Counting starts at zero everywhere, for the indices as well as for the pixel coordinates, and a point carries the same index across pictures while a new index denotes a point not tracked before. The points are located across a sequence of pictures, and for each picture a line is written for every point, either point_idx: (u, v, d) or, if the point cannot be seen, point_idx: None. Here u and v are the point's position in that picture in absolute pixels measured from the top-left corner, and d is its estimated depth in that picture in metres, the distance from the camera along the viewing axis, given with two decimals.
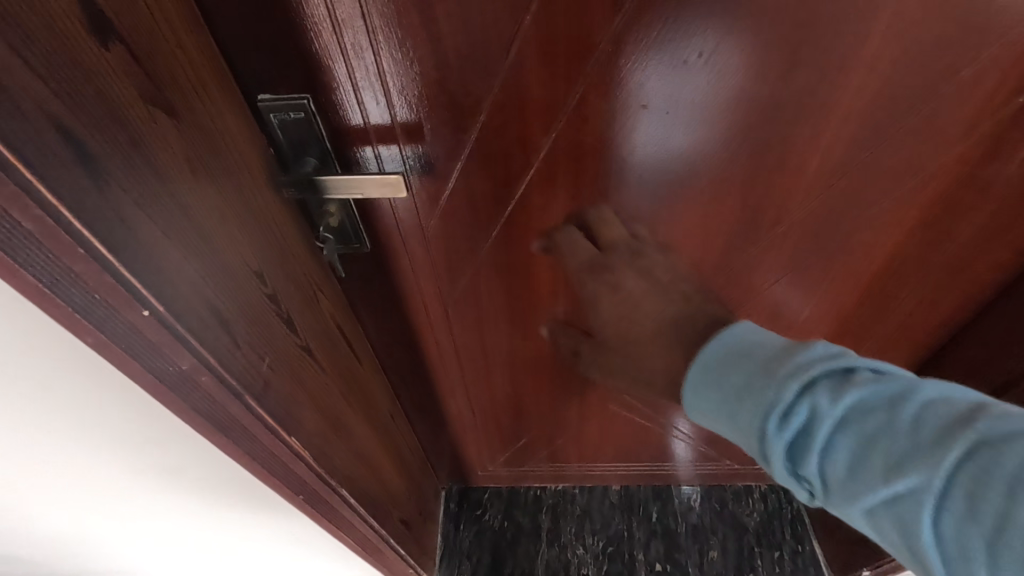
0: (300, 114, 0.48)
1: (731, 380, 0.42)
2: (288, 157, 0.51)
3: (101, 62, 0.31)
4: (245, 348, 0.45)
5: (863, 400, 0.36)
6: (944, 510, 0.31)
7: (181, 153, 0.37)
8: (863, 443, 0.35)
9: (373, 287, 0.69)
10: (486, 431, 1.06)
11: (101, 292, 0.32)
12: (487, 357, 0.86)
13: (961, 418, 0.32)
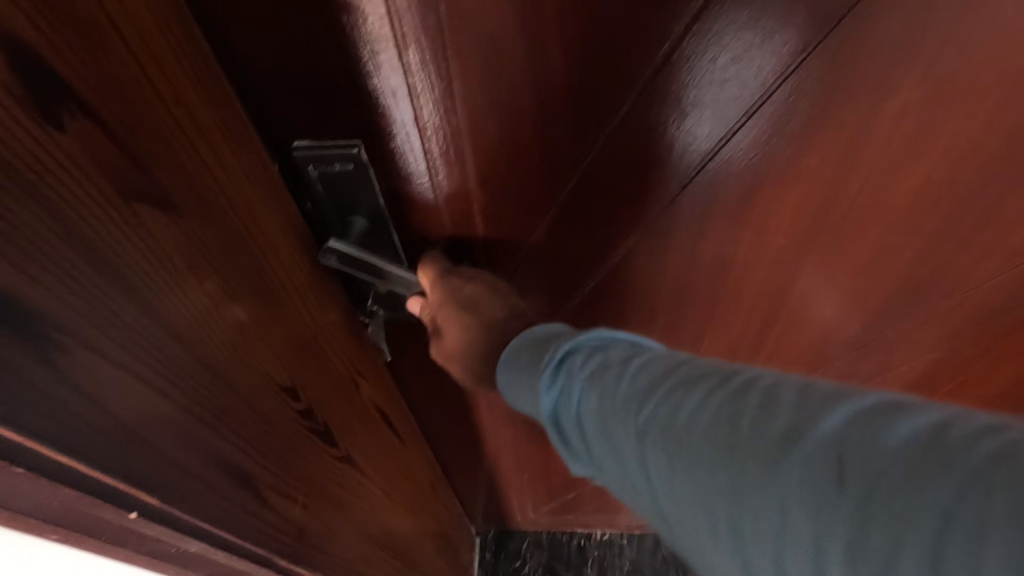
0: (348, 165, 0.35)
1: (522, 362, 0.38)
2: (330, 213, 0.39)
3: (60, 157, 0.19)
4: (274, 494, 0.33)
5: (597, 362, 0.33)
6: (656, 457, 0.28)
7: (188, 259, 0.26)
8: (597, 404, 0.31)
9: (425, 356, 0.57)
10: (533, 484, 0.95)
11: (60, 498, 0.21)
12: (545, 418, 0.75)
13: (711, 370, 0.29)
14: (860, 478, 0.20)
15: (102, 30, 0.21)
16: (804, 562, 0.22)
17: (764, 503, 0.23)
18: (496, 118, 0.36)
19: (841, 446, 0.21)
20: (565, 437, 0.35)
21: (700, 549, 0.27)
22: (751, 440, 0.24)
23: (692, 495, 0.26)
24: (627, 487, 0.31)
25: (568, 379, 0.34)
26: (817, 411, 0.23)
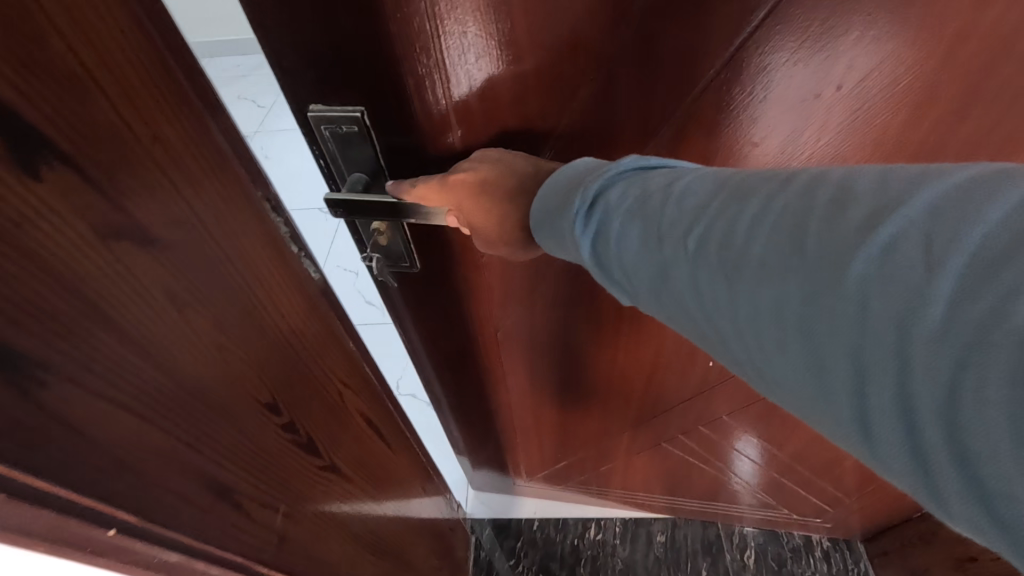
0: (352, 128, 0.45)
1: (550, 212, 0.42)
2: (338, 167, 0.49)
3: (40, 206, 0.21)
4: (256, 506, 0.35)
5: (639, 191, 0.36)
6: (707, 277, 0.32)
7: (166, 286, 0.27)
8: (645, 227, 0.35)
9: (429, 300, 0.69)
10: (527, 448, 1.04)
11: (45, 521, 0.22)
12: (538, 385, 0.88)
13: (769, 179, 0.31)
14: (947, 256, 0.23)
15: (79, 82, 0.23)
16: (853, 314, 0.25)
17: (834, 290, 0.26)
18: (483, 95, 0.44)
19: (923, 231, 0.24)
20: (597, 265, 0.39)
21: (748, 351, 0.31)
22: (816, 236, 0.27)
23: (750, 300, 0.30)
24: (673, 308, 0.35)
25: (604, 214, 0.38)
26: (891, 203, 0.26)
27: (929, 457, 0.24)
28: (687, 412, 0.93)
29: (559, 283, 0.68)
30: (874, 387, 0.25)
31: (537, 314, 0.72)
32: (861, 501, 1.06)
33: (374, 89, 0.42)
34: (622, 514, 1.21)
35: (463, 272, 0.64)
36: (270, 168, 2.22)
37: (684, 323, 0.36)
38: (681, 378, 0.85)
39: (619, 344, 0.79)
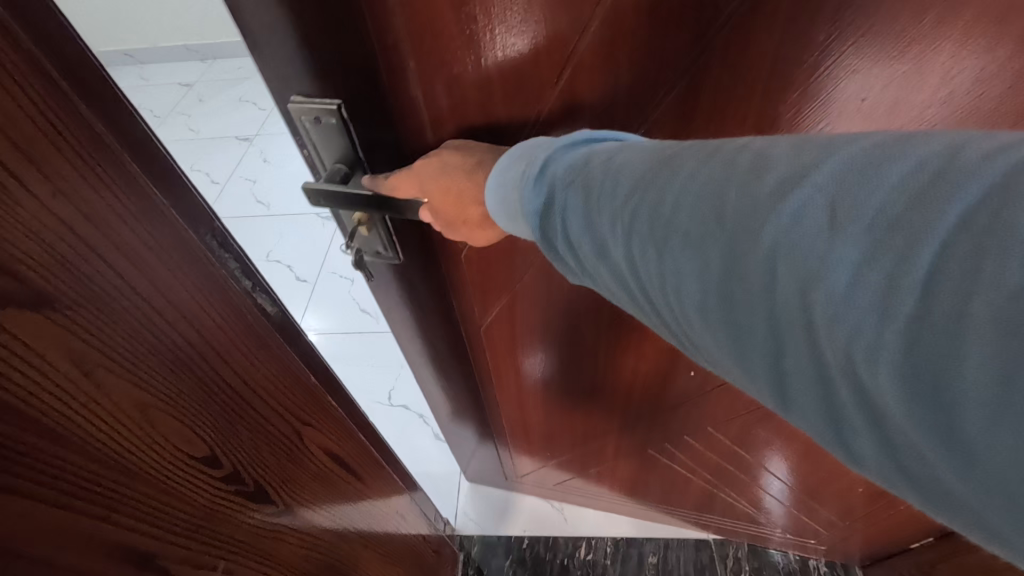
0: (332, 119, 0.57)
1: (512, 171, 0.56)
2: (322, 151, 0.61)
3: None
4: (177, 558, 0.35)
5: (581, 162, 0.51)
6: (641, 231, 0.44)
7: (55, 330, 0.27)
8: (591, 193, 0.48)
9: (420, 292, 0.79)
10: (518, 434, 1.14)
11: None
12: (528, 377, 0.97)
13: (699, 155, 0.43)
14: (835, 218, 0.33)
15: None
16: (745, 254, 0.37)
17: (755, 253, 0.37)
18: (450, 103, 0.60)
19: (827, 200, 0.34)
20: (568, 247, 0.51)
21: (688, 305, 0.42)
22: (746, 213, 0.37)
23: (697, 266, 0.41)
24: (631, 276, 0.46)
25: (551, 180, 0.52)
26: (795, 178, 0.36)
27: (832, 373, 0.34)
28: (672, 418, 0.98)
29: (543, 284, 0.79)
30: (791, 326, 0.36)
31: (521, 311, 0.83)
32: (858, 530, 1.08)
33: (367, 104, 0.58)
34: (612, 534, 1.25)
35: (452, 267, 0.77)
36: (268, 174, 2.21)
37: (637, 289, 0.47)
38: (664, 381, 0.90)
39: (602, 347, 0.87)
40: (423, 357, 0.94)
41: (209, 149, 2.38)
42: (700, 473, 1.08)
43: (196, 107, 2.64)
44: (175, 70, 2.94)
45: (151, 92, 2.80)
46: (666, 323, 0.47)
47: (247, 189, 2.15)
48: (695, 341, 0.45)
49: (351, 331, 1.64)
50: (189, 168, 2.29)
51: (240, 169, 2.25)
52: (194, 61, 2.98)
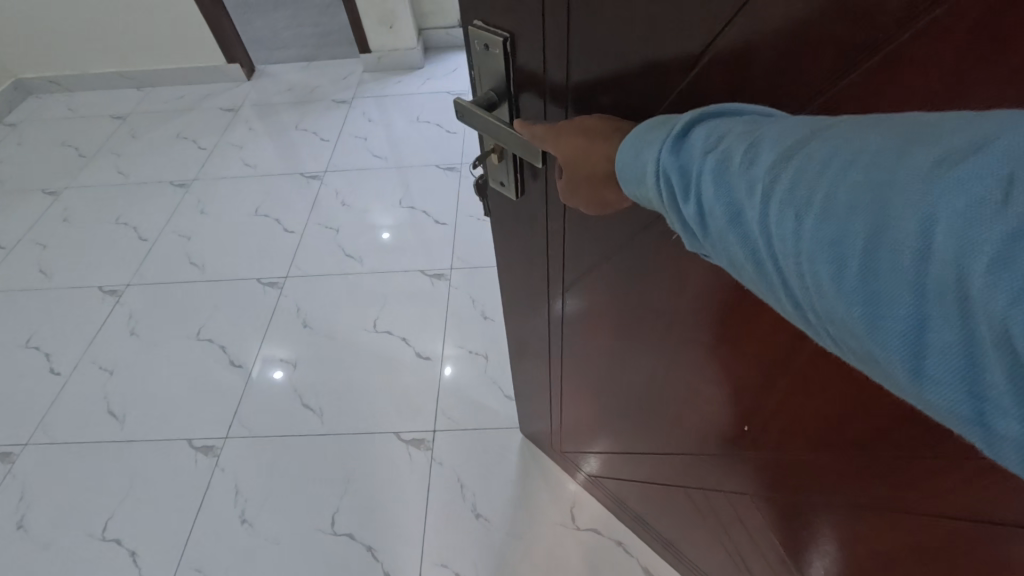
0: (497, 50, 0.55)
1: (655, 137, 0.37)
2: (485, 79, 0.59)
3: None
4: None
5: (723, 128, 0.33)
6: (768, 207, 0.27)
7: None
8: (717, 160, 0.31)
9: (520, 230, 0.79)
10: (573, 417, 1.10)
11: None
12: (585, 361, 0.93)
13: (871, 116, 0.27)
14: (1017, 189, 0.20)
15: None
16: (909, 238, 0.22)
17: (905, 224, 0.22)
18: (592, 74, 0.50)
19: (1011, 159, 0.20)
20: (699, 216, 0.32)
21: (821, 295, 0.25)
22: (904, 176, 0.23)
23: (830, 237, 0.25)
24: (762, 255, 0.28)
25: (691, 145, 0.34)
26: (988, 139, 0.22)
27: (990, 368, 0.20)
28: (710, 468, 0.84)
29: (619, 281, 0.71)
30: (952, 315, 0.21)
31: (605, 298, 0.76)
32: None
33: (526, 50, 0.53)
34: None
35: (550, 234, 0.74)
36: (207, 227, 1.96)
37: (771, 272, 0.29)
38: (713, 429, 0.77)
39: (666, 366, 0.76)
40: (513, 297, 0.96)
41: (138, 196, 2.11)
42: (730, 545, 0.94)
43: (128, 144, 2.37)
44: (107, 99, 2.65)
45: (77, 125, 2.50)
46: (811, 324, 0.29)
47: (181, 248, 1.90)
48: (840, 346, 0.27)
49: (290, 432, 1.39)
50: (115, 220, 2.02)
51: (172, 221, 2.00)
52: (129, 88, 2.70)
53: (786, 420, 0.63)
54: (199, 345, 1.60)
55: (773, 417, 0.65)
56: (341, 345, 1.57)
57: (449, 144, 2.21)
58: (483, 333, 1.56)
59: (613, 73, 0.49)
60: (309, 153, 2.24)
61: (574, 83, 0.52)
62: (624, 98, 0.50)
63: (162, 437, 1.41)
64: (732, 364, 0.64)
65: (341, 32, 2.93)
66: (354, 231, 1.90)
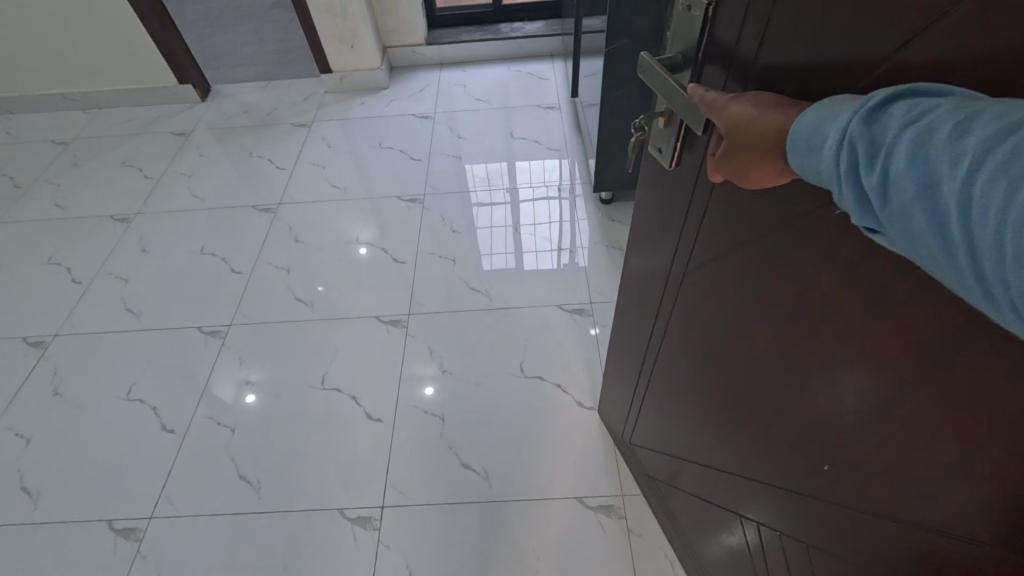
0: (697, 12, 0.49)
1: (837, 107, 0.33)
2: (676, 43, 0.54)
3: None
4: None
5: (930, 101, 0.29)
6: (972, 179, 0.24)
7: None
8: (916, 129, 0.28)
9: (659, 202, 0.71)
10: (648, 412, 1.02)
11: None
12: (672, 353, 0.83)
13: None
14: None
15: None
16: None
17: None
18: (788, 50, 0.42)
19: None
20: (878, 185, 0.29)
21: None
22: None
23: None
24: (958, 231, 0.25)
25: (885, 113, 0.30)
26: None
27: None
28: (770, 503, 0.72)
29: (739, 275, 0.59)
30: None
31: (721, 291, 0.64)
32: None
33: (730, 14, 0.47)
34: None
35: (693, 199, 0.62)
36: (148, 268, 1.81)
37: (961, 249, 0.25)
38: (781, 463, 0.65)
39: (748, 378, 0.65)
40: (631, 265, 0.88)
41: (75, 233, 1.96)
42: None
43: (68, 173, 2.21)
44: (50, 123, 2.49)
45: (16, 152, 2.34)
46: (1004, 308, 0.25)
47: (115, 291, 1.75)
48: None
49: (223, 509, 1.26)
50: (46, 260, 1.87)
51: (110, 261, 1.85)
52: (75, 110, 2.54)
53: (878, 473, 0.50)
54: (129, 407, 1.46)
55: (861, 466, 0.52)
56: (283, 407, 1.43)
57: (413, 174, 2.08)
58: (441, 389, 1.43)
59: (810, 61, 0.41)
60: (260, 184, 2.09)
61: (762, 61, 0.45)
62: (807, 97, 0.42)
63: (81, 518, 1.27)
64: (835, 395, 0.51)
65: (303, 49, 2.80)
66: (305, 272, 1.76)
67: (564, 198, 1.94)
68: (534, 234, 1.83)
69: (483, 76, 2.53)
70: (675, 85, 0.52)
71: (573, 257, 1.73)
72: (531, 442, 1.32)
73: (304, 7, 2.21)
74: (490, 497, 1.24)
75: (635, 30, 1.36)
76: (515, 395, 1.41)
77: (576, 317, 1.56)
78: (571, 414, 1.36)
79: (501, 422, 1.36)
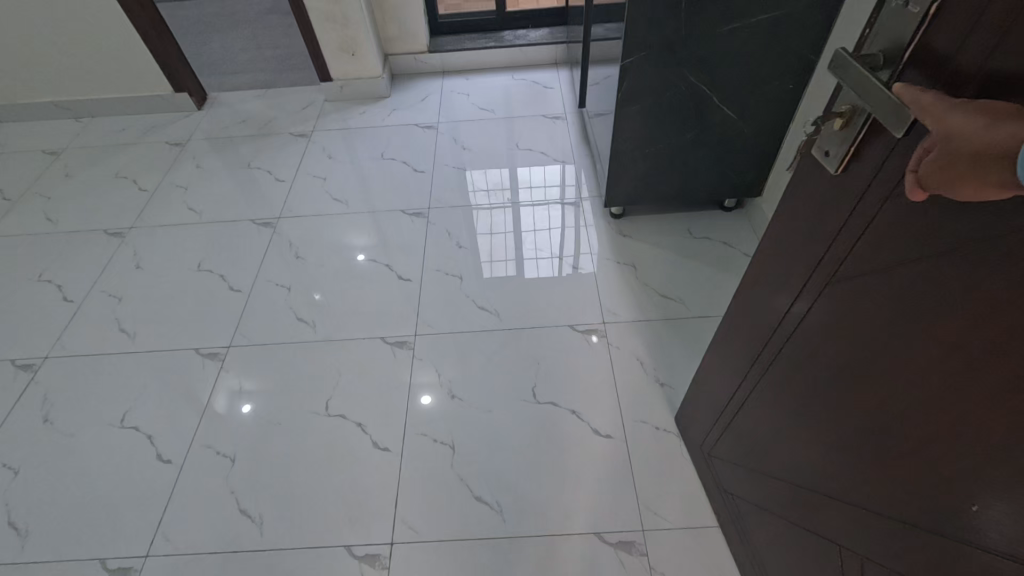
0: (915, 10, 0.47)
1: None
2: (876, 44, 0.52)
3: None
4: None
5: None
6: None
7: None
8: None
9: (804, 209, 0.68)
10: (741, 427, 1.00)
11: None
12: (790, 368, 0.80)
13: None
14: None
15: None
16: None
17: None
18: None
19: None
20: None
21: None
22: None
23: None
24: None
25: None
26: None
27: None
28: (884, 538, 0.68)
29: (899, 295, 0.56)
30: None
31: (867, 313, 0.61)
32: None
33: (957, 15, 0.44)
34: None
35: (856, 215, 0.60)
36: (142, 286, 1.75)
37: None
38: (911, 499, 0.62)
39: (880, 404, 0.63)
40: (754, 273, 0.85)
41: (68, 248, 1.89)
42: None
43: (60, 185, 2.14)
44: (41, 132, 2.42)
45: (5, 162, 2.27)
46: None
47: (109, 309, 1.68)
48: None
49: (220, 548, 1.20)
50: (36, 276, 1.80)
51: (104, 277, 1.78)
52: (68, 119, 2.48)
53: None
54: (123, 436, 1.39)
55: (1016, 511, 0.49)
56: (284, 435, 1.37)
57: (419, 187, 2.02)
58: (451, 415, 1.38)
59: None
60: (259, 197, 2.03)
61: (989, 68, 0.42)
62: None
63: (71, 558, 1.21)
64: (1000, 432, 0.48)
65: (303, 56, 2.74)
66: (308, 290, 1.70)
67: (570, 207, 1.90)
68: (535, 240, 1.80)
69: (488, 85, 2.48)
70: (869, 81, 0.50)
71: (585, 274, 1.68)
72: (546, 473, 1.27)
73: (304, 15, 2.15)
74: (508, 528, 1.19)
75: (652, 43, 1.31)
76: (528, 424, 1.35)
77: (589, 339, 1.51)
78: (588, 443, 1.31)
79: (513, 452, 1.30)
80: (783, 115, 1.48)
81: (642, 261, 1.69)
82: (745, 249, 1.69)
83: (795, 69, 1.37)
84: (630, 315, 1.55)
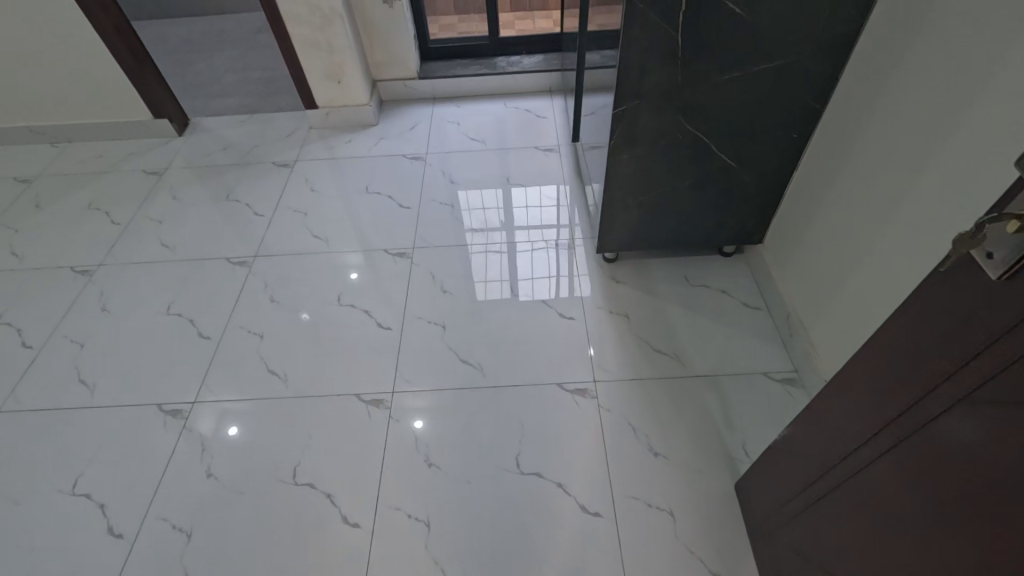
0: None
1: None
2: None
3: None
4: None
5: None
6: None
7: None
8: None
9: (935, 310, 0.58)
10: (814, 523, 0.89)
11: None
12: (886, 478, 0.70)
13: None
14: None
15: None
16: None
17: None
18: None
19: None
20: None
21: None
22: None
23: None
24: None
25: None
26: None
27: None
28: None
29: None
30: None
31: (1005, 449, 0.51)
32: None
33: None
34: None
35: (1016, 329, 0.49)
36: (105, 331, 1.65)
37: None
38: None
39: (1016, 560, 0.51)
40: (857, 360, 0.74)
41: (30, 287, 1.79)
42: None
43: (28, 216, 2.05)
44: (14, 158, 2.33)
45: None
46: None
47: (69, 358, 1.58)
48: None
49: None
50: None
51: (66, 321, 1.68)
52: (42, 144, 2.38)
53: None
54: (72, 505, 1.29)
55: None
56: (245, 507, 1.27)
57: (405, 224, 1.93)
58: (427, 487, 1.28)
59: None
60: (236, 232, 1.94)
61: None
62: None
63: None
64: None
65: (289, 80, 2.65)
66: (281, 338, 1.60)
67: (564, 251, 1.79)
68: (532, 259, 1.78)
69: (479, 113, 2.40)
70: None
71: (574, 324, 1.58)
72: (527, 557, 1.17)
73: (288, 42, 2.07)
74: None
75: (648, 91, 1.22)
76: (511, 498, 1.25)
77: (580, 400, 1.41)
78: (573, 521, 1.21)
79: (491, 531, 1.20)
80: (787, 163, 1.39)
81: (636, 310, 1.59)
82: (745, 299, 1.60)
83: (801, 118, 1.28)
84: (621, 372, 1.46)
